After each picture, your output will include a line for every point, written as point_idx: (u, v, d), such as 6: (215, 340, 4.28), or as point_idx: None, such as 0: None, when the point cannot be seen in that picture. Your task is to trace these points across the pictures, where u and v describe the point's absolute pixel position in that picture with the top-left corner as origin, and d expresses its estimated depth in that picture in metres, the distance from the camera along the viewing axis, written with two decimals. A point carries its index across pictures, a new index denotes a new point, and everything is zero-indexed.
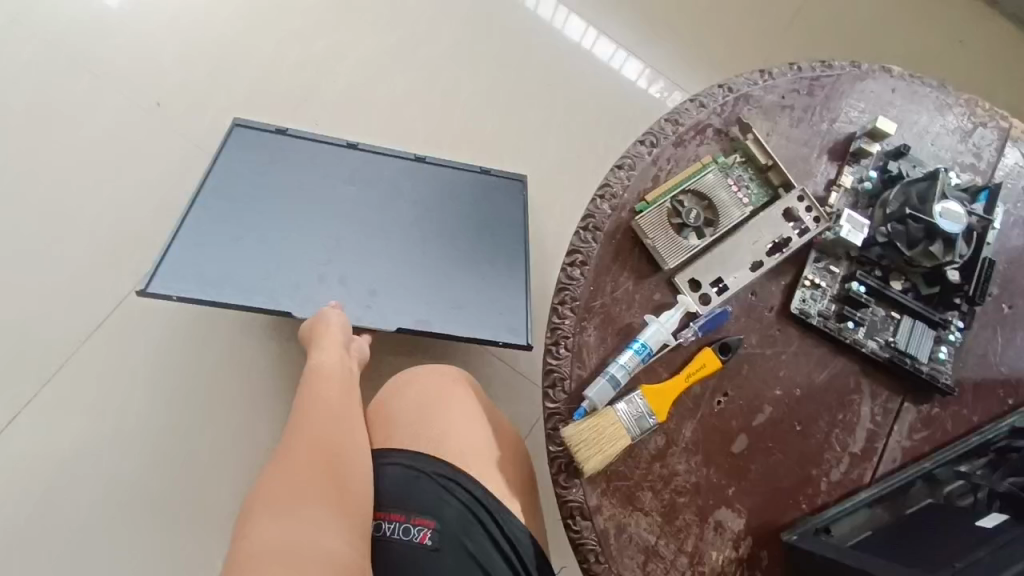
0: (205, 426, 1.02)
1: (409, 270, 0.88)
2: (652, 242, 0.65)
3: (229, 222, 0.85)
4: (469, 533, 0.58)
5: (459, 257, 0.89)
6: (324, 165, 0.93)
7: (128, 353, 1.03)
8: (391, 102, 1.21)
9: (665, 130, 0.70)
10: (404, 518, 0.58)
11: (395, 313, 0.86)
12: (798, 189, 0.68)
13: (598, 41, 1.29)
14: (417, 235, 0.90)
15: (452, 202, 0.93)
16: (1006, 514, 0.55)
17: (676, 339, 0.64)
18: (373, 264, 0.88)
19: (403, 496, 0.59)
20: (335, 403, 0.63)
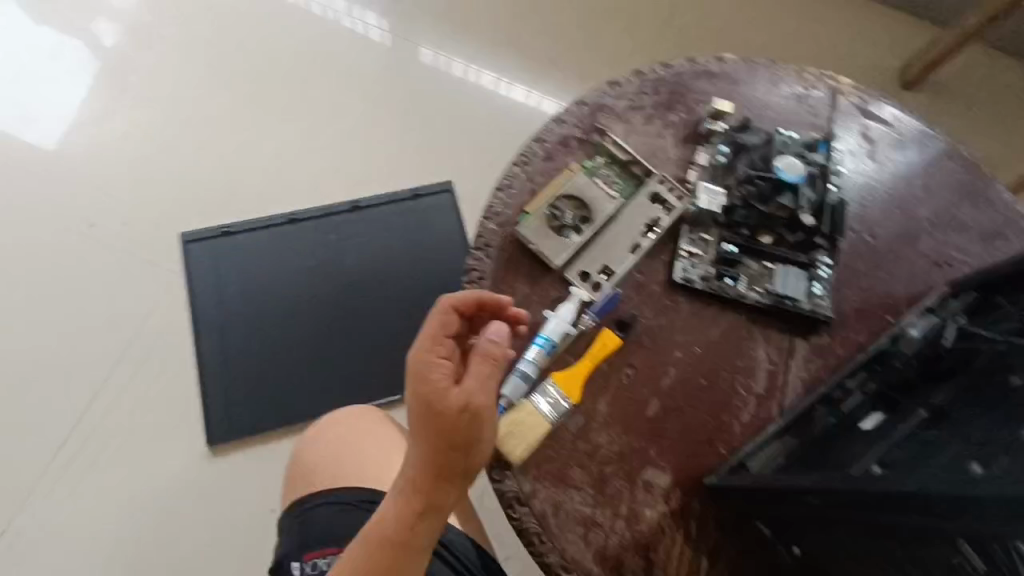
0: (190, 509, 1.09)
1: (381, 296, 1.22)
2: (537, 247, 0.72)
3: (230, 319, 1.19)
4: None
5: (406, 283, 1.23)
6: (282, 243, 1.24)
7: (104, 460, 1.10)
8: (313, 177, 1.30)
9: (533, 149, 0.79)
10: (335, 550, 0.65)
11: (384, 325, 1.21)
12: (657, 175, 0.77)
13: (496, 83, 1.40)
14: (377, 273, 1.24)
15: (396, 240, 1.26)
16: (881, 411, 0.60)
17: (578, 326, 0.70)
18: (353, 302, 1.22)
19: (333, 531, 0.66)
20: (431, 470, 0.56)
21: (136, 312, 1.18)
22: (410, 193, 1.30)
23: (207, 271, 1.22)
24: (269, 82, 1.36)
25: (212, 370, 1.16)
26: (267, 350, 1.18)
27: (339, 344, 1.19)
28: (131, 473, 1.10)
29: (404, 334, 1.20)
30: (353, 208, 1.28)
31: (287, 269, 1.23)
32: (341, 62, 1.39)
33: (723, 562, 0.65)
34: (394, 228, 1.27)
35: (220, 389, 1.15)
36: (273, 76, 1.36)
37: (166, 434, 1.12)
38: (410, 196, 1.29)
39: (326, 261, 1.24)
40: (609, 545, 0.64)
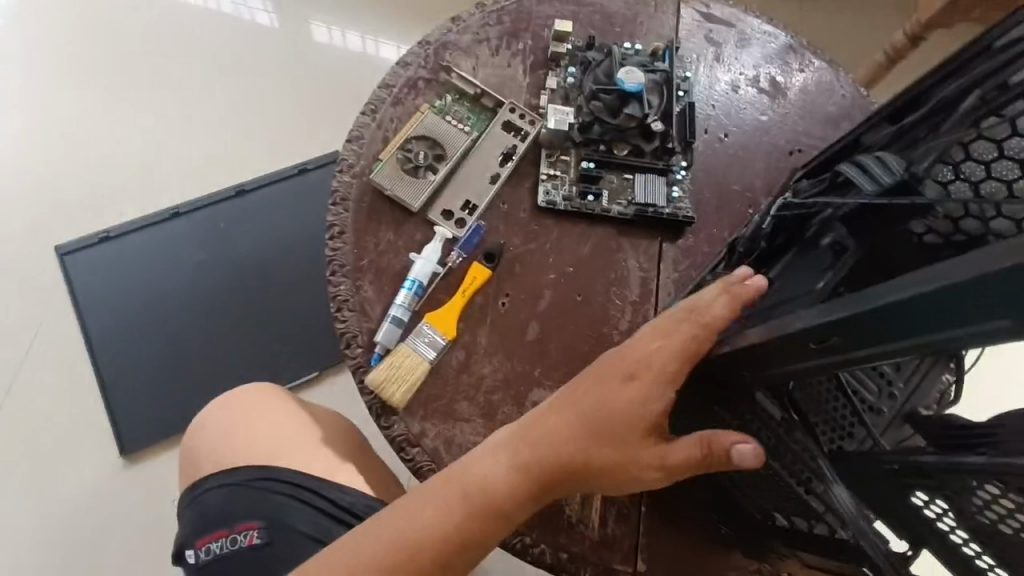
0: (120, 521, 1.08)
1: (281, 278, 1.20)
2: (394, 192, 0.71)
3: (124, 327, 1.14)
4: (288, 519, 0.68)
5: (305, 260, 1.21)
6: (167, 239, 1.19)
7: (26, 488, 1.09)
8: (192, 168, 1.25)
9: (381, 96, 0.77)
10: (229, 532, 0.68)
11: (289, 308, 1.19)
12: (506, 103, 0.77)
13: (372, 43, 1.35)
14: (273, 255, 1.20)
15: (288, 218, 1.22)
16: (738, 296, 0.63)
17: (445, 265, 0.71)
18: (253, 290, 1.19)
19: (223, 514, 0.69)
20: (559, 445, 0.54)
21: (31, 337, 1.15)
22: (296, 169, 1.25)
23: (92, 281, 1.16)
24: (135, 75, 1.30)
25: (118, 382, 1.13)
26: (170, 352, 1.14)
27: (246, 333, 1.17)
28: (55, 496, 1.09)
29: (311, 313, 1.19)
30: (239, 192, 1.22)
31: (177, 264, 1.18)
32: (209, 43, 1.33)
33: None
34: (284, 207, 1.22)
35: (130, 397, 1.13)
36: (138, 69, 1.30)
37: (81, 449, 1.11)
38: (296, 172, 1.24)
39: (218, 251, 1.19)
40: None
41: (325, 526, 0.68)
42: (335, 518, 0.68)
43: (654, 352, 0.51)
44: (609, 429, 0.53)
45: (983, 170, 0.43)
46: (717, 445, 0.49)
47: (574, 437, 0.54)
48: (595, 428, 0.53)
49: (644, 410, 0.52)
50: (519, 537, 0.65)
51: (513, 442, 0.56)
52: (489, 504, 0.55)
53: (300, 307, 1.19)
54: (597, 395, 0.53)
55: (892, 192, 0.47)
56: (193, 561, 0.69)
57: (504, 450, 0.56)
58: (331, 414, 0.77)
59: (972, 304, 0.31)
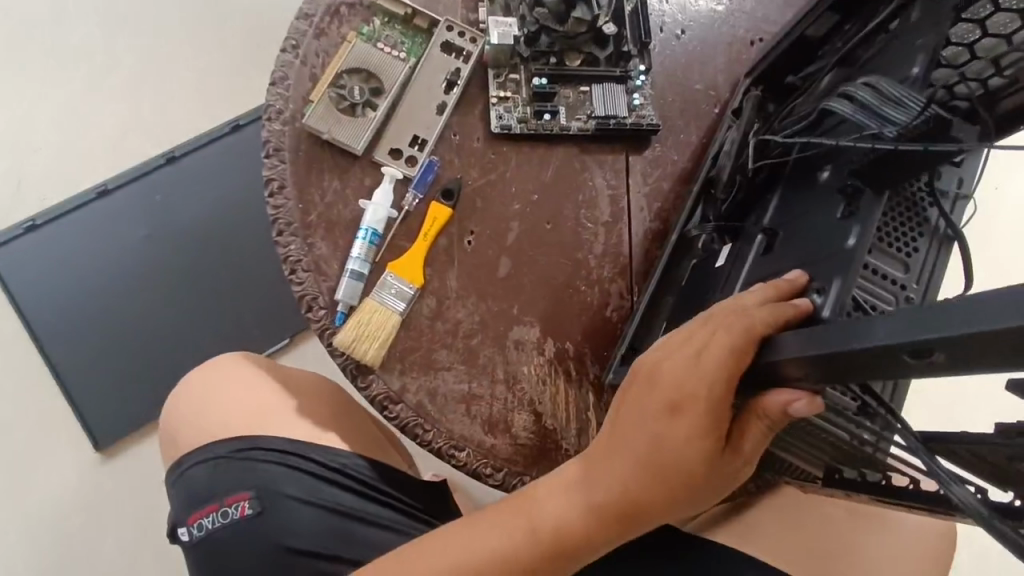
0: (103, 516, 1.05)
1: (232, 248, 1.12)
2: (332, 136, 0.64)
3: (68, 321, 1.07)
4: (280, 484, 0.65)
5: (253, 225, 1.13)
6: (98, 221, 1.09)
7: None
8: (112, 138, 1.14)
9: (300, 27, 0.68)
10: (219, 506, 0.65)
11: (245, 277, 1.13)
12: (441, 22, 0.69)
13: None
14: (217, 224, 1.12)
15: (227, 182, 1.13)
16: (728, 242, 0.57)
17: (401, 209, 0.65)
18: (202, 264, 1.11)
19: (211, 488, 0.65)
20: (624, 462, 0.46)
21: None
22: (228, 127, 1.14)
23: (22, 274, 1.07)
24: (28, 37, 1.15)
25: (73, 378, 1.07)
26: (125, 341, 1.08)
27: (206, 309, 1.11)
28: (29, 502, 1.04)
29: (270, 279, 1.13)
30: (170, 160, 1.12)
31: (116, 246, 1.09)
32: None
33: (610, 392, 0.64)
34: (221, 171, 1.13)
35: (93, 391, 1.07)
36: (31, 30, 1.15)
37: (52, 450, 1.06)
38: (229, 131, 1.14)
39: (160, 225, 1.11)
40: (493, 412, 0.63)
41: (319, 489, 0.65)
42: (328, 481, 0.65)
43: (698, 367, 0.42)
44: (675, 450, 0.44)
45: (968, 54, 0.46)
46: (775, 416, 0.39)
47: (637, 473, 0.45)
48: (660, 463, 0.44)
49: (709, 437, 0.43)
50: (517, 478, 0.62)
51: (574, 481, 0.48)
52: (556, 545, 0.48)
53: (256, 275, 1.13)
54: (652, 423, 0.44)
55: (923, 134, 0.39)
56: (187, 538, 0.66)
57: (563, 488, 0.48)
58: (312, 378, 0.73)
59: None
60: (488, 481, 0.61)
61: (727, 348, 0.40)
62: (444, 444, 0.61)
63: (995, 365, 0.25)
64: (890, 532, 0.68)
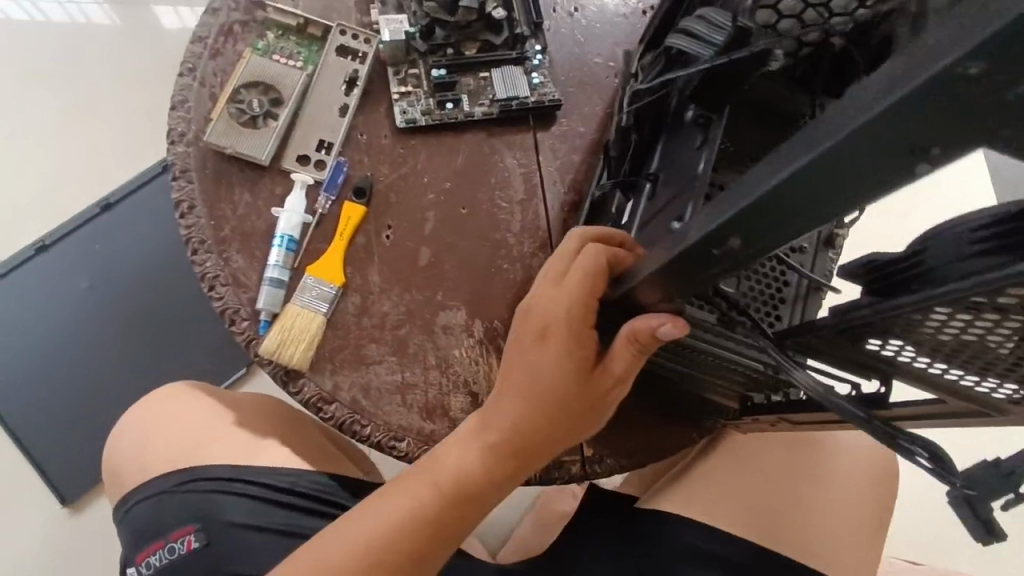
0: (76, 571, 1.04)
1: (177, 286, 1.12)
2: (236, 150, 0.65)
3: (17, 379, 1.06)
4: (226, 514, 0.64)
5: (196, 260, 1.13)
6: (39, 276, 1.09)
7: None
8: (46, 195, 1.15)
9: (195, 50, 0.69)
10: (164, 542, 0.64)
11: (192, 313, 1.12)
12: (334, 27, 0.70)
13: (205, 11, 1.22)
14: (160, 264, 1.12)
15: (165, 221, 1.13)
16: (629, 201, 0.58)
17: (314, 213, 0.66)
18: (149, 306, 1.11)
19: (156, 525, 0.65)
20: (509, 403, 0.45)
21: None
22: (160, 167, 1.14)
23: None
24: None
25: (29, 437, 1.06)
26: (77, 392, 1.07)
27: (157, 350, 1.10)
28: None
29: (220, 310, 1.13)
30: (105, 207, 1.12)
31: (60, 300, 1.09)
32: (23, 49, 1.18)
33: None
34: (159, 210, 1.13)
35: (51, 447, 1.06)
36: None
37: (16, 512, 1.04)
38: (161, 171, 1.14)
39: (102, 274, 1.10)
40: (429, 398, 0.63)
41: (268, 513, 0.65)
42: (276, 502, 0.65)
43: (562, 293, 0.41)
44: (553, 382, 0.43)
45: None
46: (641, 338, 0.38)
47: (522, 412, 0.44)
48: (542, 396, 0.44)
49: (581, 362, 0.42)
50: None
51: (472, 430, 0.48)
52: (461, 496, 0.48)
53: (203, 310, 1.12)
54: (529, 358, 0.43)
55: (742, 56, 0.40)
56: None
57: (461, 440, 0.48)
58: (254, 397, 0.73)
59: (851, 183, 0.24)
60: None
61: (588, 270, 0.39)
62: (384, 436, 0.61)
63: (782, 236, 0.28)
64: (833, 466, 0.70)
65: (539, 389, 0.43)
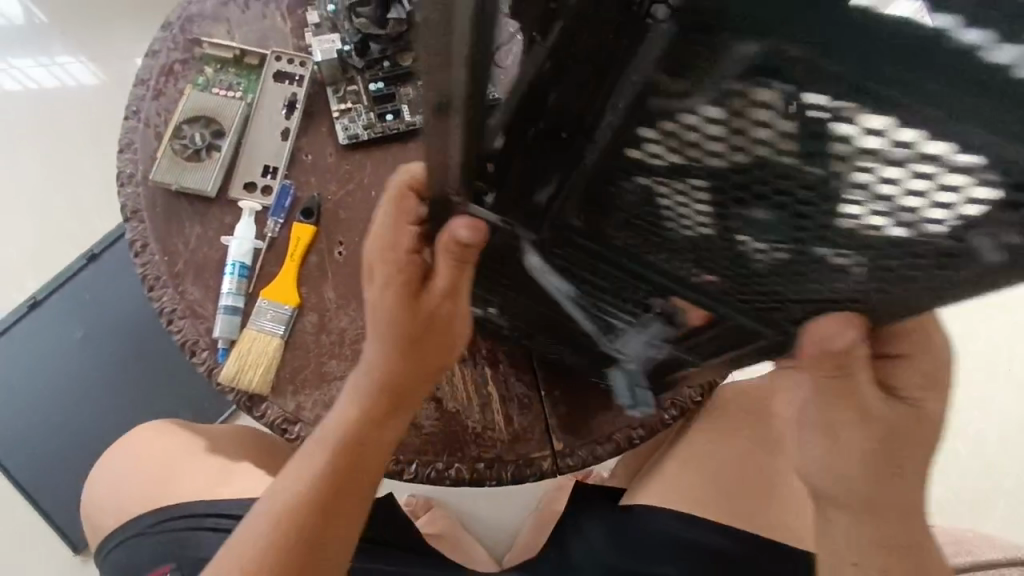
0: None
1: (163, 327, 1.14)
2: (182, 185, 0.67)
3: (18, 433, 1.08)
4: (196, 549, 0.63)
5: None
6: (31, 330, 1.12)
7: None
8: (35, 252, 1.18)
9: (137, 93, 0.71)
10: None
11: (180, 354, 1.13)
12: (269, 54, 0.72)
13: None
14: (145, 307, 1.14)
15: None
16: None
17: (265, 238, 0.67)
18: (138, 348, 1.13)
19: (137, 565, 0.65)
20: (373, 354, 0.53)
21: None
22: None
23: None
24: None
25: (35, 488, 1.08)
26: (76, 440, 1.09)
27: (151, 392, 1.12)
28: None
29: None
30: (90, 257, 1.15)
31: (53, 352, 1.11)
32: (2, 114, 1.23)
33: (504, 363, 0.65)
34: None
35: (58, 496, 1.08)
36: None
37: (32, 561, 1.07)
38: None
39: (92, 323, 1.13)
40: None
41: None
42: None
43: (383, 242, 0.50)
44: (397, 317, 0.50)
45: None
46: (445, 244, 0.45)
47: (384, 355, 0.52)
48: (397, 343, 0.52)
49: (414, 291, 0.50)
50: (430, 467, 0.62)
51: (351, 388, 0.55)
52: (352, 449, 0.55)
53: None
54: (375, 307, 0.52)
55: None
56: None
57: (345, 400, 0.55)
58: (229, 429, 0.75)
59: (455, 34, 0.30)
60: (402, 477, 0.62)
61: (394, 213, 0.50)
62: None
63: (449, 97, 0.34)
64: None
65: (391, 331, 0.51)
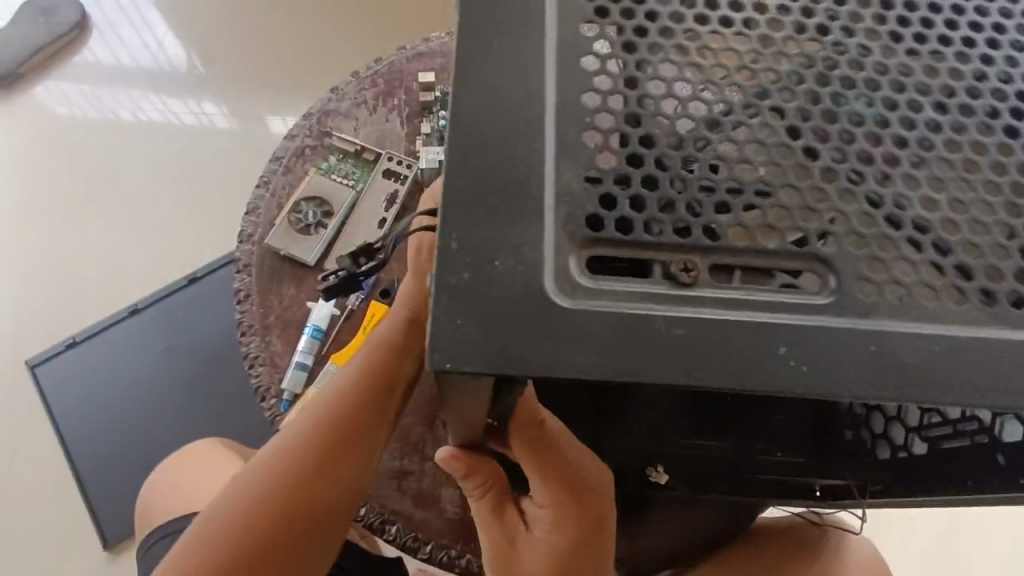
0: None
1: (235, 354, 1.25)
2: (289, 252, 0.78)
3: (95, 423, 1.22)
4: None
5: None
6: (130, 334, 1.27)
7: None
8: (146, 267, 1.34)
9: (272, 167, 0.84)
10: None
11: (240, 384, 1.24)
12: (384, 154, 0.84)
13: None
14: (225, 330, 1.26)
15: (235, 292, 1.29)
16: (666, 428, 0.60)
17: (345, 308, 0.76)
18: (211, 370, 1.24)
19: None
20: (394, 347, 0.58)
21: (16, 449, 1.22)
22: None
23: (59, 387, 1.24)
24: (85, 190, 1.40)
25: (96, 482, 1.19)
26: (139, 443, 1.20)
27: (207, 411, 1.22)
28: None
29: None
30: (191, 280, 1.30)
31: (141, 358, 1.25)
32: (147, 148, 1.43)
33: None
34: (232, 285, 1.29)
35: (108, 492, 1.19)
36: (87, 184, 1.40)
37: (66, 554, 1.16)
38: None
39: (176, 339, 1.26)
40: (423, 486, 0.68)
41: None
42: None
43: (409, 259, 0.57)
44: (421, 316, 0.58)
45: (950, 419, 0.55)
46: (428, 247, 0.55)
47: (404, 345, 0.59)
48: (395, 353, 0.59)
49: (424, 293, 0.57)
50: (444, 551, 0.66)
51: (358, 382, 0.58)
52: (353, 443, 0.56)
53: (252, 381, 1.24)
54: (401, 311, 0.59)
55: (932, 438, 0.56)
56: None
57: (351, 391, 0.57)
58: None
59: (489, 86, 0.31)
60: (417, 554, 0.66)
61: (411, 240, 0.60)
62: (377, 518, 0.67)
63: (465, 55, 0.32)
64: None
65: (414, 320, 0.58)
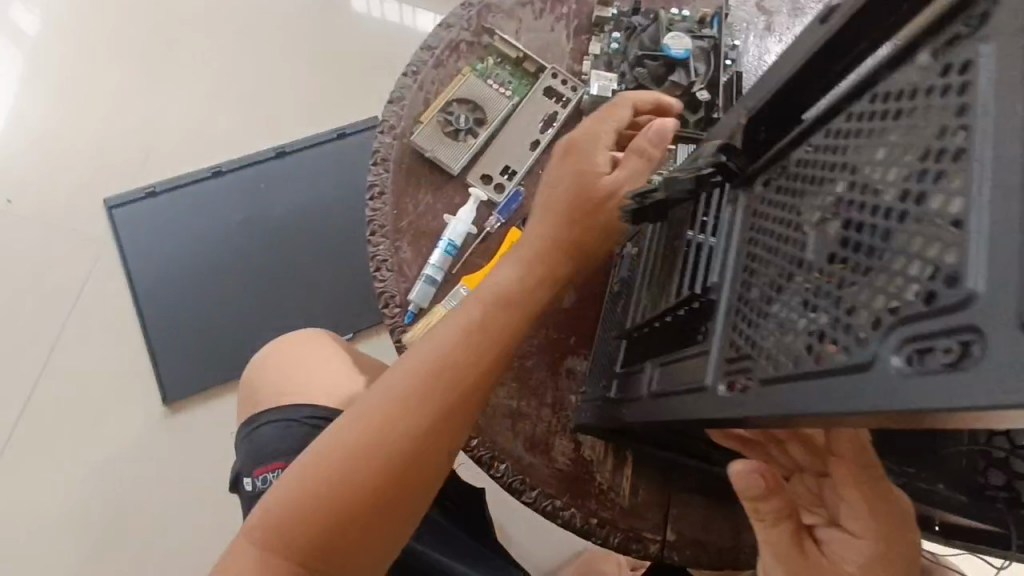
0: (154, 460, 1.15)
1: (317, 240, 1.23)
2: (433, 155, 0.72)
3: (168, 279, 1.20)
4: None
5: (339, 218, 1.23)
6: (212, 196, 1.22)
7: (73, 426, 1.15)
8: (234, 129, 1.28)
9: (422, 57, 0.76)
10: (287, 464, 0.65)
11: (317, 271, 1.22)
12: (548, 69, 0.75)
13: (415, 14, 1.34)
14: (311, 214, 1.23)
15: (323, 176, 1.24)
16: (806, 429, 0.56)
17: (482, 228, 0.71)
18: (290, 251, 1.22)
19: (280, 446, 0.66)
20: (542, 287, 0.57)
21: (83, 287, 1.20)
22: (335, 133, 1.26)
23: (134, 236, 1.21)
24: (180, 33, 1.31)
25: (161, 338, 1.19)
26: (208, 307, 1.20)
27: (281, 290, 1.21)
28: (96, 433, 1.15)
29: (347, 270, 1.23)
30: (279, 154, 1.25)
31: (222, 224, 1.21)
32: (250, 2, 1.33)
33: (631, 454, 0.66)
34: (321, 168, 1.24)
35: (172, 349, 1.18)
36: (183, 28, 1.31)
37: (123, 400, 1.17)
38: (335, 137, 1.25)
39: (258, 212, 1.22)
40: (536, 432, 0.66)
41: None
42: None
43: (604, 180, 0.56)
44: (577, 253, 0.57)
45: None
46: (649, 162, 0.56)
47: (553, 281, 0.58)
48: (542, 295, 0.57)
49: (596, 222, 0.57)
50: (549, 500, 0.65)
51: (505, 320, 0.55)
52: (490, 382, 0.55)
53: (328, 269, 1.22)
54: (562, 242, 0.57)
55: None
56: (249, 489, 0.66)
57: (498, 327, 0.55)
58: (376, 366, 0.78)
59: None
60: (521, 497, 0.65)
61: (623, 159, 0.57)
62: (486, 454, 0.65)
63: None
64: None
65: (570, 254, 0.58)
